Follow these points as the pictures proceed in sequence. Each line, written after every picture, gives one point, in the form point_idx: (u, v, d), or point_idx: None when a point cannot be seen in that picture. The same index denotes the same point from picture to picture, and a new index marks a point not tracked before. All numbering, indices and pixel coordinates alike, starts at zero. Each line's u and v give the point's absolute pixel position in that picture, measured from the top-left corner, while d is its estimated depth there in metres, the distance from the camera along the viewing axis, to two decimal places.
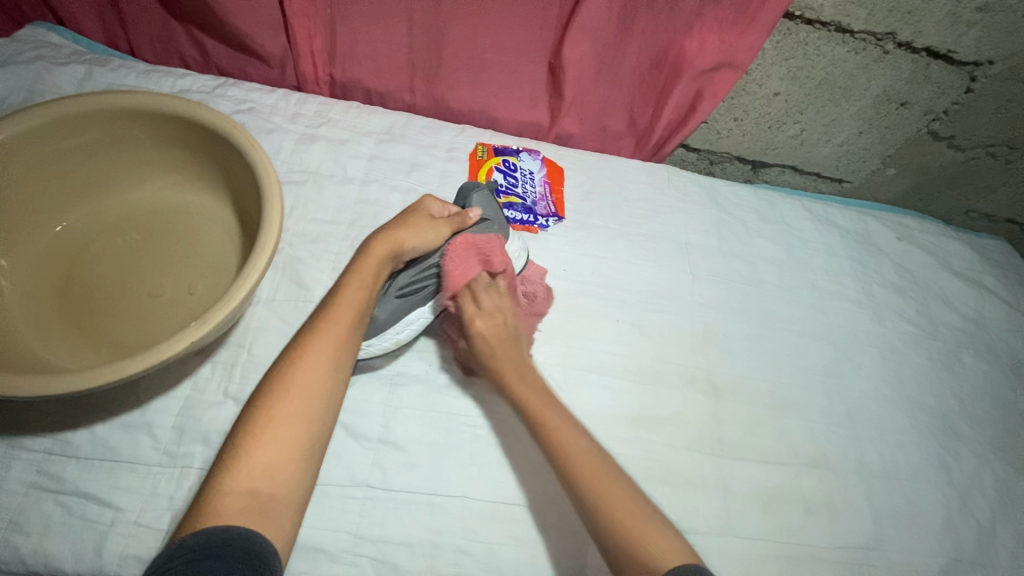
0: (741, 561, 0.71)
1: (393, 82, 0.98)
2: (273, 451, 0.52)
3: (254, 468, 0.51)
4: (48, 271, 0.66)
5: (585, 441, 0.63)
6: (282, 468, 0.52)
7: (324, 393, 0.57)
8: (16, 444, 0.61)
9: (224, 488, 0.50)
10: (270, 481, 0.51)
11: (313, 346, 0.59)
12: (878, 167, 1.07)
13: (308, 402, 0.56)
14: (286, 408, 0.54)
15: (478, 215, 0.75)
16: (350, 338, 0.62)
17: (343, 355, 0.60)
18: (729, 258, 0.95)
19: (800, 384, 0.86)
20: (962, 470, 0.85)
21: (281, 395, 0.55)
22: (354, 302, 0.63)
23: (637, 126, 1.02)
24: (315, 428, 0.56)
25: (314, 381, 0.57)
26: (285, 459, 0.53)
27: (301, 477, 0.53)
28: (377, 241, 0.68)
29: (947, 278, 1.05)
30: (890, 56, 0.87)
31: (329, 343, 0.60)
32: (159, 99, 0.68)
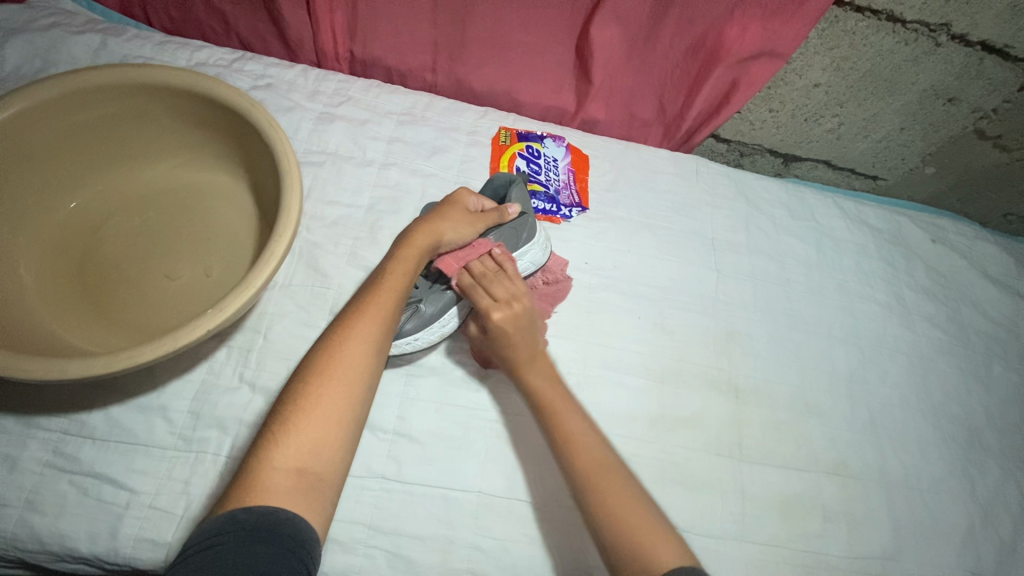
0: (755, 568, 0.70)
1: (415, 60, 0.95)
2: (318, 429, 0.49)
3: (299, 446, 0.48)
4: (66, 245, 0.65)
5: (596, 440, 0.61)
6: (329, 446, 0.49)
7: (369, 373, 0.54)
8: (31, 423, 0.61)
9: (268, 466, 0.46)
10: (315, 460, 0.48)
11: (356, 324, 0.56)
12: (916, 165, 1.03)
13: (352, 381, 0.52)
14: (331, 387, 0.51)
15: (519, 211, 0.75)
16: (393, 320, 0.58)
17: (385, 335, 0.57)
18: (756, 255, 0.92)
19: (823, 390, 0.83)
20: (986, 484, 0.82)
21: (328, 373, 0.52)
22: (397, 284, 0.60)
23: (667, 115, 0.98)
24: (359, 407, 0.52)
25: (359, 360, 0.54)
26: (331, 438, 0.49)
27: (344, 458, 0.50)
28: (415, 229, 0.66)
29: (981, 283, 1.01)
30: (942, 49, 0.82)
31: (372, 323, 0.56)
32: (176, 74, 0.65)
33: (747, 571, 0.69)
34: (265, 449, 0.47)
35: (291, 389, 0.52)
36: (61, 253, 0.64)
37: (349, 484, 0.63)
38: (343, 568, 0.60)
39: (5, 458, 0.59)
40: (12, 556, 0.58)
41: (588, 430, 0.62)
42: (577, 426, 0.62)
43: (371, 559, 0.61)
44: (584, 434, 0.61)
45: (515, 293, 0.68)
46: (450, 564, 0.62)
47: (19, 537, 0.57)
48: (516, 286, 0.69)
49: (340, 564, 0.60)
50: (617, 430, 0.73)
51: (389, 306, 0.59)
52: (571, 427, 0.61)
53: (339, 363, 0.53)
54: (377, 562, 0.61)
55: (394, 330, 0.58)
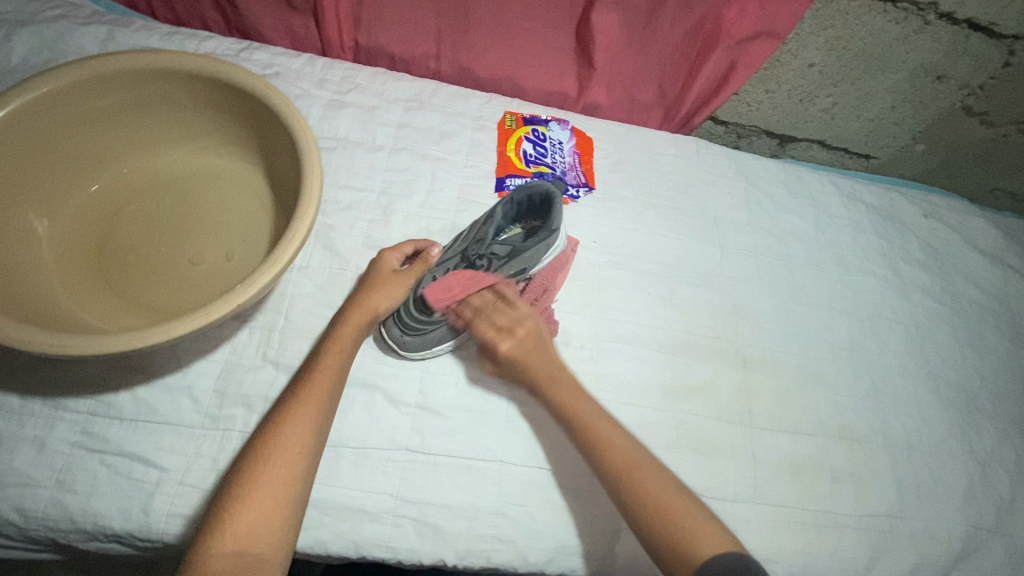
0: (770, 528, 0.72)
1: (419, 48, 0.96)
2: (258, 512, 0.51)
3: (238, 529, 0.50)
4: (79, 238, 0.66)
5: (626, 439, 0.62)
6: (269, 528, 0.51)
7: (309, 453, 0.56)
8: (59, 405, 0.61)
9: (208, 552, 0.49)
10: (255, 543, 0.50)
11: (299, 405, 0.58)
12: (907, 143, 1.06)
13: (293, 461, 0.54)
14: (272, 473, 0.53)
15: (552, 227, 0.72)
16: (334, 396, 0.60)
17: (327, 413, 0.59)
18: (758, 232, 0.95)
19: (827, 358, 0.86)
20: (984, 444, 0.86)
21: (267, 459, 0.54)
22: (338, 357, 0.62)
23: (667, 97, 1.01)
24: (299, 489, 0.54)
25: (300, 440, 0.56)
26: (270, 519, 0.51)
27: (285, 535, 0.52)
28: (356, 299, 0.66)
29: (972, 256, 1.04)
30: (930, 27, 0.85)
31: (316, 401, 0.58)
32: (195, 60, 0.66)
33: (762, 531, 0.71)
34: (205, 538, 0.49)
35: (235, 473, 0.54)
36: (71, 246, 0.65)
37: (375, 456, 0.65)
38: (373, 537, 0.62)
39: (35, 440, 0.60)
40: (43, 536, 0.58)
41: (616, 432, 0.63)
42: (609, 432, 0.62)
43: (400, 528, 0.62)
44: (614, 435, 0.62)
45: (518, 319, 0.69)
46: (476, 531, 0.64)
47: (51, 516, 0.57)
48: (519, 311, 0.69)
49: (370, 534, 0.62)
50: (633, 400, 0.76)
51: (330, 384, 0.60)
52: (596, 422, 0.63)
53: (280, 448, 0.55)
54: (405, 531, 0.62)
55: (335, 406, 0.60)
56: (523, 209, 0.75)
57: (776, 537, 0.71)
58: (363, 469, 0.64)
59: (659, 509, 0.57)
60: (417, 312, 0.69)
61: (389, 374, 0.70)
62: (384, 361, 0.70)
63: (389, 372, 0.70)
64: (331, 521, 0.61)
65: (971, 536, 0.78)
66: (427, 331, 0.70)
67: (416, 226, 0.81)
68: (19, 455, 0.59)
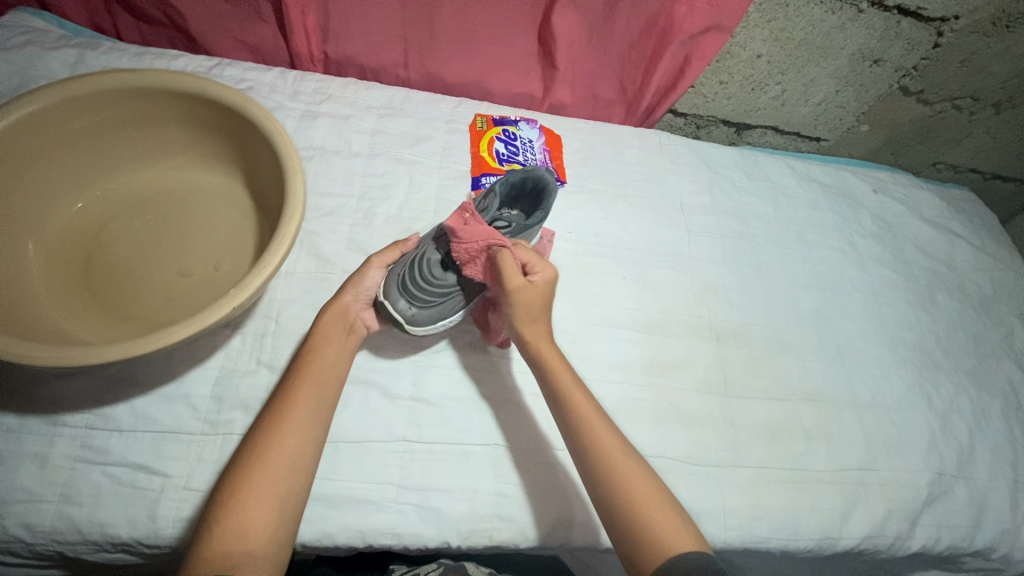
0: (752, 488, 0.77)
1: (388, 57, 0.99)
2: (250, 513, 0.53)
3: (229, 529, 0.52)
4: (66, 257, 0.67)
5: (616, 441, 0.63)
6: (260, 527, 0.53)
7: (300, 458, 0.58)
8: (58, 421, 0.62)
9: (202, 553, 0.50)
10: (247, 541, 0.52)
11: (289, 412, 0.59)
12: (853, 124, 1.14)
13: (283, 466, 0.56)
14: (263, 476, 0.55)
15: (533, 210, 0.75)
16: (324, 403, 0.62)
17: (318, 420, 0.61)
18: (722, 215, 1.00)
19: (794, 328, 0.92)
20: (942, 397, 0.92)
21: (259, 464, 0.56)
22: (325, 364, 0.64)
23: (628, 93, 1.06)
24: (290, 490, 0.56)
25: (291, 446, 0.58)
26: (262, 519, 0.53)
27: (276, 534, 0.53)
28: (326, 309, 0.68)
29: (920, 225, 1.12)
30: (864, 15, 0.92)
31: (306, 409, 0.60)
32: (171, 76, 0.68)
33: (744, 491, 0.76)
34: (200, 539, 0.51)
35: (229, 477, 0.56)
36: (61, 263, 0.67)
37: (373, 449, 0.68)
38: (379, 525, 0.64)
39: (35, 456, 0.61)
40: (50, 550, 0.59)
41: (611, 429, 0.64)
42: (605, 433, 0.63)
43: (404, 514, 0.65)
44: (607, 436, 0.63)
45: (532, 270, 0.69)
46: (478, 511, 0.67)
47: (58, 530, 0.58)
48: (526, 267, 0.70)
49: (375, 523, 0.64)
50: (617, 378, 0.80)
51: (318, 390, 0.62)
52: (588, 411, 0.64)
53: (271, 454, 0.56)
54: (409, 517, 0.65)
55: (326, 412, 0.62)
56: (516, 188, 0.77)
57: (758, 496, 0.76)
58: (364, 462, 0.67)
59: (641, 509, 0.59)
60: (424, 283, 0.71)
61: (382, 370, 0.72)
62: (376, 357, 0.73)
63: (382, 368, 0.72)
64: (336, 513, 0.64)
65: (936, 481, 0.84)
66: (431, 305, 0.71)
67: (398, 227, 0.84)
68: (21, 473, 0.60)
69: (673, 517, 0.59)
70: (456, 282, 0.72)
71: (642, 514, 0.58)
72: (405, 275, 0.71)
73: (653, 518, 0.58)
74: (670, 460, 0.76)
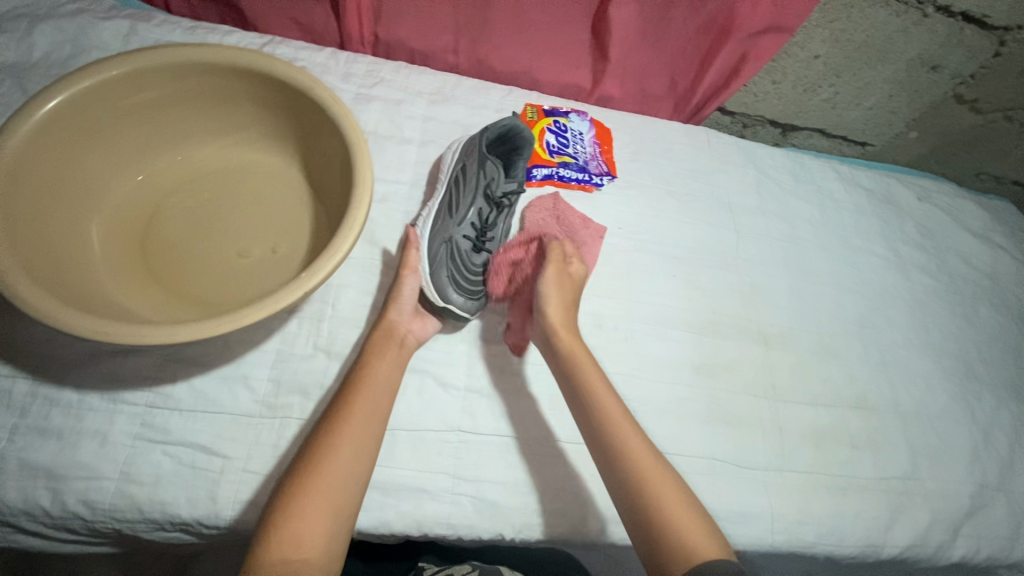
0: (799, 492, 0.77)
1: (438, 41, 0.97)
2: (306, 518, 0.50)
3: (284, 536, 0.49)
4: (125, 232, 0.67)
5: (638, 439, 0.62)
6: (316, 533, 0.50)
7: (355, 467, 0.55)
8: (118, 398, 0.62)
9: (258, 559, 0.48)
10: (302, 547, 0.49)
11: (347, 415, 0.57)
12: (901, 130, 1.13)
13: (340, 470, 0.54)
14: (320, 480, 0.52)
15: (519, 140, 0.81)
16: (379, 414, 0.60)
17: (373, 430, 0.58)
18: (769, 217, 0.99)
19: (839, 334, 0.91)
20: (983, 409, 0.92)
21: (317, 467, 0.53)
22: (381, 375, 0.62)
23: (678, 89, 1.05)
24: (345, 499, 0.53)
25: (347, 455, 0.55)
26: (318, 525, 0.50)
27: (331, 544, 0.50)
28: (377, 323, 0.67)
29: (964, 235, 1.11)
30: (928, 20, 0.90)
31: (362, 418, 0.58)
32: (236, 53, 0.66)
33: (791, 495, 0.76)
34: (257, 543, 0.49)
35: (283, 484, 0.53)
36: (118, 239, 0.66)
37: (429, 438, 0.67)
38: (434, 515, 0.64)
39: (96, 433, 0.60)
40: (109, 528, 0.59)
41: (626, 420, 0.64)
42: (625, 429, 0.62)
43: (459, 505, 0.65)
44: (627, 431, 0.62)
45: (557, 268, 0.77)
46: (532, 504, 0.67)
47: (119, 508, 0.58)
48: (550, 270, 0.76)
49: (431, 512, 0.64)
50: (666, 377, 0.80)
51: (376, 397, 0.60)
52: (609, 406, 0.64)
53: (329, 457, 0.54)
54: (464, 508, 0.65)
55: (381, 423, 0.59)
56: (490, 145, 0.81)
57: (804, 501, 0.76)
58: (420, 451, 0.66)
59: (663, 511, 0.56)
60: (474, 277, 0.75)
61: (436, 359, 0.72)
62: (431, 347, 0.73)
63: (437, 358, 0.72)
64: (393, 501, 0.64)
65: (978, 493, 0.84)
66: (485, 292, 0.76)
67: None
68: (81, 449, 0.59)
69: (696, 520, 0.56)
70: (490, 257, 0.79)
71: (660, 513, 0.56)
72: (455, 270, 0.74)
73: (673, 518, 0.56)
74: (718, 461, 0.76)
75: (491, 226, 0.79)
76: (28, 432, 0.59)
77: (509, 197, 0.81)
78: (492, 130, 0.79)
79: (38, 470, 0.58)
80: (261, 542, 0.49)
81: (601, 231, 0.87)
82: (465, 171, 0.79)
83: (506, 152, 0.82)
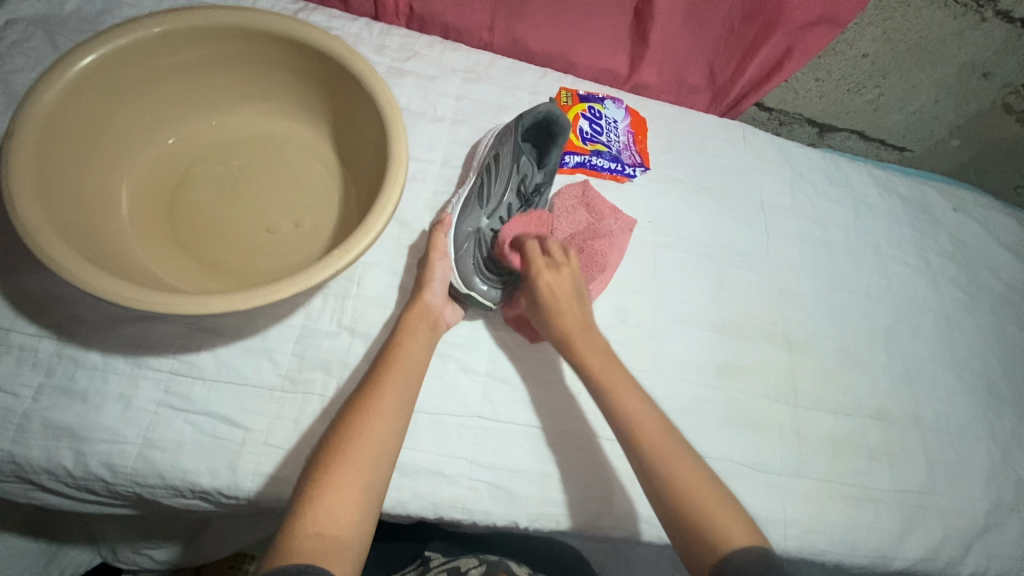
0: (813, 499, 0.76)
1: (475, 17, 0.92)
2: (339, 494, 0.50)
3: (319, 512, 0.49)
4: (153, 195, 0.66)
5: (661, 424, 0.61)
6: (347, 511, 0.50)
7: (386, 446, 0.55)
8: (142, 363, 0.62)
9: (292, 532, 0.47)
10: (334, 524, 0.48)
11: (379, 395, 0.57)
12: (942, 138, 1.10)
13: (373, 448, 0.54)
14: (353, 457, 0.52)
15: (561, 124, 0.76)
16: (409, 394, 0.59)
17: (403, 412, 0.58)
18: (801, 219, 0.97)
19: (863, 342, 0.90)
20: (1004, 427, 0.91)
21: (350, 445, 0.53)
22: (413, 357, 0.62)
23: (716, 81, 1.01)
24: (376, 477, 0.53)
25: (379, 433, 0.55)
26: (350, 503, 0.50)
27: (362, 522, 0.50)
28: (411, 305, 0.66)
29: (998, 251, 1.08)
30: (986, 25, 0.87)
31: (394, 398, 0.58)
32: (275, 20, 0.65)
33: (806, 501, 0.76)
34: (291, 517, 0.48)
35: (314, 460, 0.53)
36: (148, 201, 0.65)
37: (448, 422, 0.67)
38: (450, 498, 0.64)
39: (119, 397, 0.60)
40: (130, 491, 0.59)
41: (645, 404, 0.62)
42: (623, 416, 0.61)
43: (475, 491, 0.65)
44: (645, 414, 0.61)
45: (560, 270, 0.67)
46: (548, 495, 0.67)
47: (141, 473, 0.58)
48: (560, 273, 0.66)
49: (448, 496, 0.64)
50: (688, 377, 0.79)
51: (406, 378, 0.60)
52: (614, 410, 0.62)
53: (362, 435, 0.54)
54: (480, 494, 0.65)
55: (411, 403, 0.59)
56: (524, 133, 0.77)
57: (819, 507, 0.76)
58: (440, 434, 0.66)
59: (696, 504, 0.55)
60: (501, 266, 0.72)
61: (459, 344, 0.72)
62: (455, 331, 0.72)
63: (460, 342, 0.72)
64: (410, 482, 0.64)
65: (992, 512, 0.83)
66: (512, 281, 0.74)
67: None
68: (106, 412, 0.59)
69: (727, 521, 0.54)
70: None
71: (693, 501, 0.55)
72: (482, 259, 0.71)
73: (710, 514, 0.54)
74: (734, 463, 0.75)
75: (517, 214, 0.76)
76: (53, 392, 0.59)
77: (539, 194, 0.79)
78: (530, 116, 0.75)
79: (63, 430, 0.58)
80: (294, 515, 0.49)
81: (632, 223, 0.85)
82: (495, 159, 0.75)
83: (545, 138, 0.78)
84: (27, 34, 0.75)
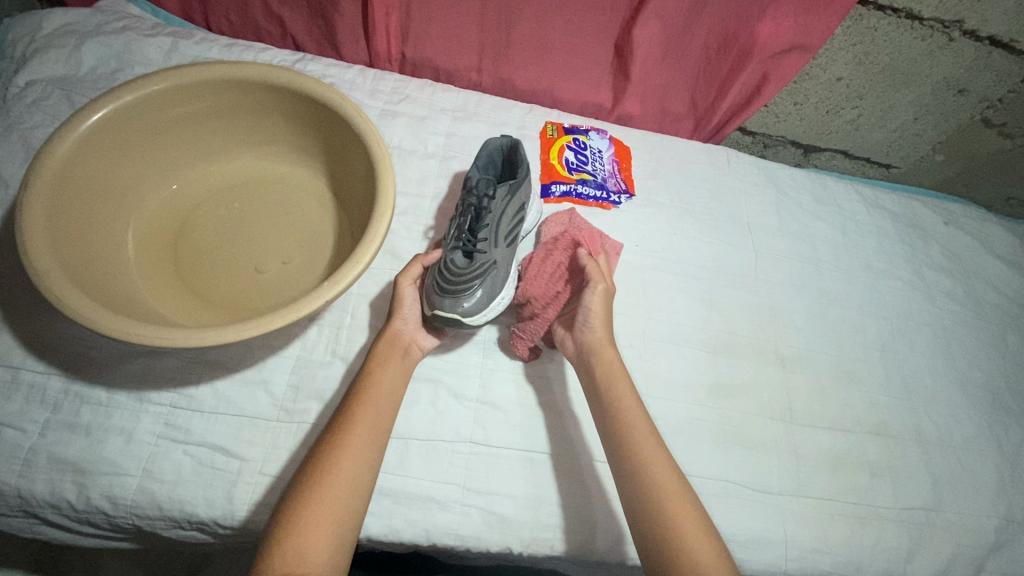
0: (815, 519, 0.75)
1: (463, 60, 0.97)
2: (308, 533, 0.51)
3: (288, 552, 0.50)
4: (156, 238, 0.70)
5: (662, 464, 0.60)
6: (317, 549, 0.51)
7: (358, 478, 0.56)
8: (143, 398, 0.64)
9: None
10: (303, 564, 0.50)
11: (349, 432, 0.58)
12: (926, 153, 1.12)
13: (343, 485, 0.55)
14: (322, 496, 0.53)
15: (512, 145, 0.79)
16: (382, 427, 0.61)
17: (374, 446, 0.59)
18: (788, 237, 0.99)
19: (859, 358, 0.90)
20: (1011, 440, 0.89)
21: (319, 485, 0.54)
22: (385, 389, 0.63)
23: (698, 108, 1.05)
24: (348, 514, 0.54)
25: (349, 470, 0.56)
26: (320, 542, 0.51)
27: (334, 558, 0.51)
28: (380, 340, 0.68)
29: (992, 262, 1.08)
30: (955, 44, 0.89)
31: (366, 431, 0.59)
32: (269, 71, 0.70)
33: (807, 521, 0.74)
34: (260, 560, 0.50)
35: (286, 500, 0.54)
36: (152, 244, 0.69)
37: (440, 448, 0.68)
38: (444, 525, 0.65)
39: (122, 430, 0.62)
40: (129, 524, 0.61)
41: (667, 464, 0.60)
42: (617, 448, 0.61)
43: (469, 517, 0.65)
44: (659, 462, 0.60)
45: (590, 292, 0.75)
46: (541, 519, 0.67)
47: (140, 504, 0.60)
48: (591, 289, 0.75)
49: (441, 523, 0.65)
50: (680, 397, 0.79)
51: (377, 412, 0.61)
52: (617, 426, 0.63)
53: (331, 474, 0.55)
54: (474, 520, 0.65)
55: (383, 437, 0.60)
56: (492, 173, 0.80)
57: (820, 528, 0.74)
58: (432, 459, 0.68)
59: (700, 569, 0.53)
60: (456, 277, 0.68)
61: (450, 370, 0.74)
62: (446, 358, 0.74)
63: (451, 368, 0.74)
64: (403, 510, 0.64)
65: (1004, 528, 0.81)
66: (472, 289, 0.69)
67: None
68: (107, 446, 0.61)
69: (710, 544, 0.55)
70: (486, 256, 0.71)
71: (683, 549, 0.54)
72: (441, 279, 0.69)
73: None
74: (731, 483, 0.75)
75: (483, 225, 0.73)
76: (59, 427, 0.61)
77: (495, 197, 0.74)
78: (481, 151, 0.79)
79: (66, 464, 0.60)
80: (264, 557, 0.50)
81: (618, 246, 0.87)
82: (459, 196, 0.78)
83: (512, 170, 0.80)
84: (46, 93, 0.81)
